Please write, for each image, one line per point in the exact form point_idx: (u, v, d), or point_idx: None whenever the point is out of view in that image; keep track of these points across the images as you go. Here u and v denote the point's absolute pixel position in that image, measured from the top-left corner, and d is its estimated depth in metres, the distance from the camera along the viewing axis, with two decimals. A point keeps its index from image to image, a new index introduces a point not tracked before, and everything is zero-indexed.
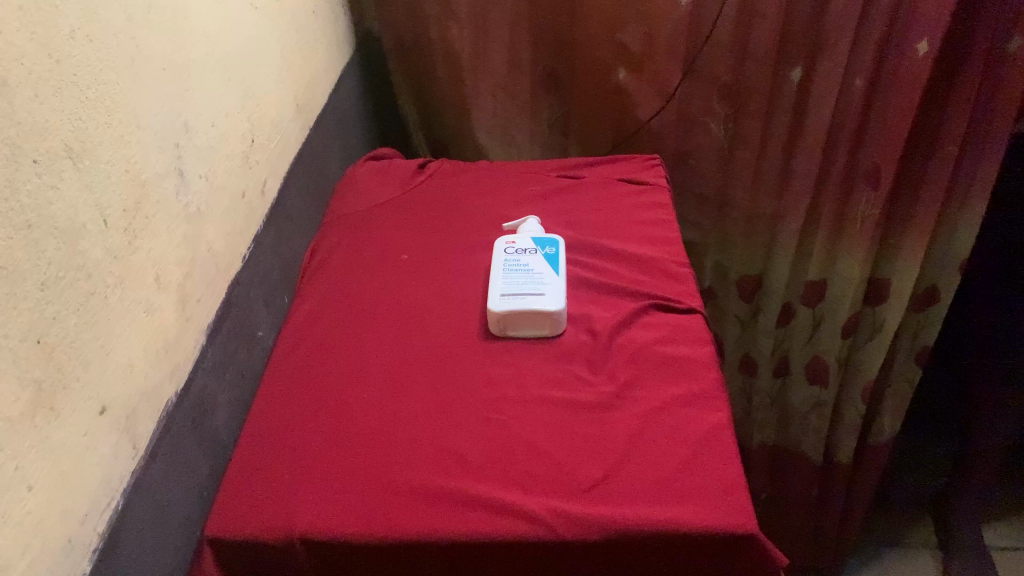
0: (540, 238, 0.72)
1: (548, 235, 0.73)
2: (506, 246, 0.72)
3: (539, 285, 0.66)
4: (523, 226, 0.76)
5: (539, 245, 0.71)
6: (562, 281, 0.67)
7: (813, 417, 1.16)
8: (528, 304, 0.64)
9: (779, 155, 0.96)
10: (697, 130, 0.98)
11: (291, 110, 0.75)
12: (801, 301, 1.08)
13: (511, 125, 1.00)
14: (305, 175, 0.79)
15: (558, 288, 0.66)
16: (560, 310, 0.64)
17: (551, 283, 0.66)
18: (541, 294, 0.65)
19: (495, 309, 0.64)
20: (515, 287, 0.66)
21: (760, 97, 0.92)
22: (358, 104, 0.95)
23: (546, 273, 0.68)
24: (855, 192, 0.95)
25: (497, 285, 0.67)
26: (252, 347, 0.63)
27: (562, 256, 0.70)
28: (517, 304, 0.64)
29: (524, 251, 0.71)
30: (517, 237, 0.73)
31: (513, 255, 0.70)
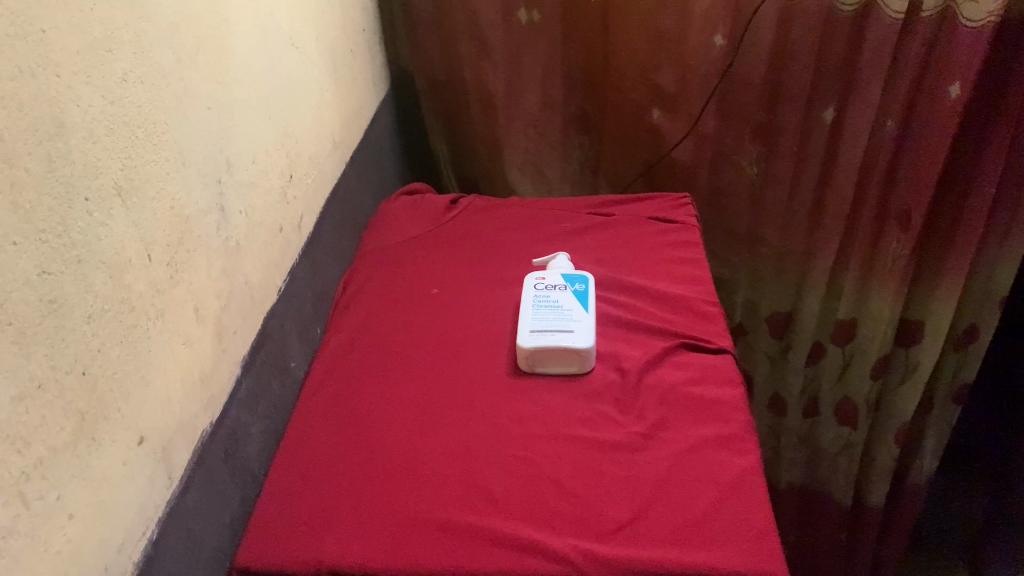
0: (569, 274, 0.73)
1: (578, 272, 0.73)
2: (536, 282, 0.73)
3: (569, 322, 0.67)
4: (553, 262, 0.77)
5: (568, 282, 0.72)
6: (591, 318, 0.67)
7: (843, 458, 1.15)
8: (557, 341, 0.64)
9: (810, 195, 0.96)
10: (728, 169, 0.98)
11: (328, 146, 0.77)
12: (832, 341, 1.07)
13: (543, 162, 1.01)
14: (340, 209, 0.80)
15: (587, 326, 0.66)
16: (590, 348, 0.65)
17: (580, 320, 0.67)
18: (571, 331, 0.65)
19: (524, 346, 0.65)
20: (544, 323, 0.67)
21: (791, 137, 0.92)
22: (392, 139, 0.97)
23: (575, 310, 0.68)
24: (886, 233, 0.95)
25: (526, 321, 0.67)
26: (285, 379, 0.64)
27: (592, 293, 0.71)
28: (546, 341, 0.65)
29: (553, 288, 0.71)
30: (548, 273, 0.73)
31: (543, 292, 0.71)
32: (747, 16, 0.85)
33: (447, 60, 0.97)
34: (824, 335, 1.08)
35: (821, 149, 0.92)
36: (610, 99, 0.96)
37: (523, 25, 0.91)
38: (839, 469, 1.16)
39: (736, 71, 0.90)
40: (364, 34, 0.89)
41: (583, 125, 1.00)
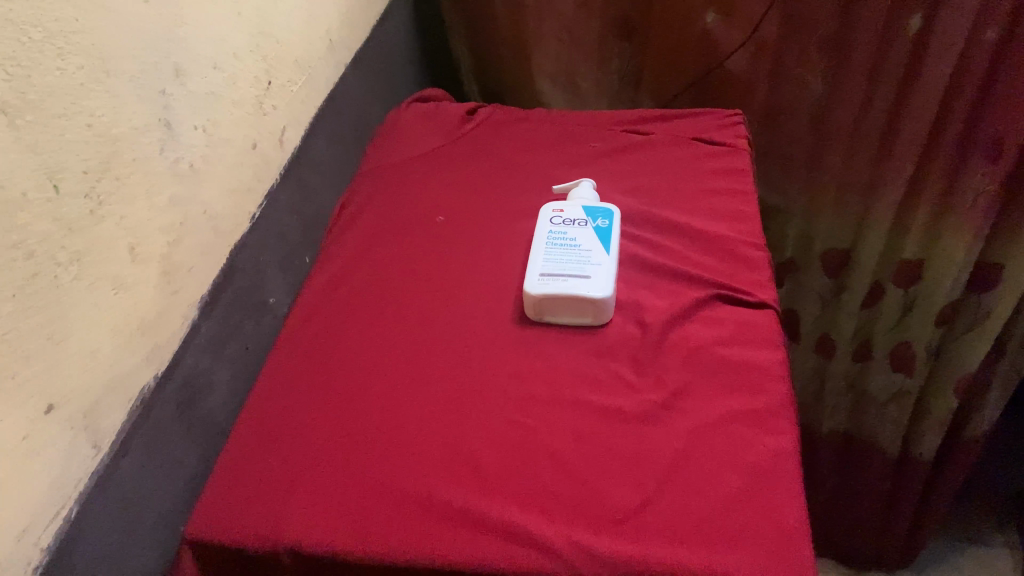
0: (592, 206, 0.64)
1: (604, 204, 0.64)
2: (553, 215, 0.63)
3: (586, 265, 0.58)
4: (577, 190, 0.67)
5: (590, 216, 0.63)
6: (612, 263, 0.59)
7: (892, 406, 1.05)
8: (571, 288, 0.56)
9: (882, 118, 0.83)
10: (788, 84, 0.83)
11: (323, 45, 0.67)
12: (893, 283, 0.95)
13: (576, 73, 0.88)
14: (337, 120, 0.71)
15: (607, 273, 0.58)
16: (607, 298, 0.56)
17: (599, 264, 0.58)
18: (586, 278, 0.57)
19: (530, 292, 0.57)
20: (555, 266, 0.58)
21: (866, 50, 0.78)
22: (408, 36, 0.86)
23: (595, 252, 0.59)
24: (970, 165, 0.83)
25: (535, 262, 0.59)
26: (263, 316, 0.58)
27: (616, 230, 0.62)
28: (555, 289, 0.56)
29: (574, 223, 0.62)
30: (568, 205, 0.64)
31: (560, 228, 0.62)
32: None
33: None
34: (885, 275, 0.96)
35: (900, 67, 0.79)
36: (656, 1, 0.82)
37: None
38: (887, 418, 1.06)
39: None
40: None
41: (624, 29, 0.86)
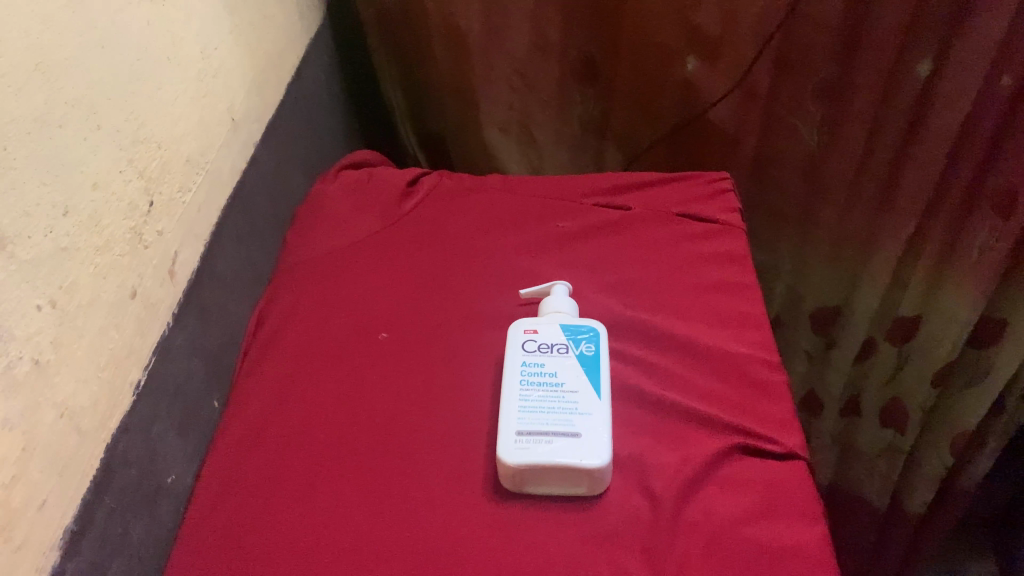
0: (571, 324, 0.52)
1: (585, 320, 0.52)
2: (524, 341, 0.51)
3: (572, 416, 0.46)
4: (552, 298, 0.54)
5: (571, 340, 0.51)
6: (607, 409, 0.46)
7: (882, 461, 0.96)
8: (557, 456, 0.44)
9: (882, 167, 0.74)
10: (782, 134, 0.76)
11: (223, 128, 0.53)
12: (886, 339, 0.86)
13: (532, 122, 0.80)
14: (246, 213, 0.57)
15: (603, 425, 0.46)
16: (604, 466, 0.44)
17: (589, 413, 0.46)
18: (577, 438, 0.45)
19: (509, 461, 0.44)
20: (536, 422, 0.46)
21: (867, 94, 0.69)
22: (331, 90, 0.74)
23: (583, 396, 0.47)
24: (975, 219, 0.72)
25: (510, 414, 0.46)
26: (158, 504, 0.44)
27: (605, 359, 0.50)
28: (541, 457, 0.44)
29: (552, 352, 0.50)
30: (543, 324, 0.52)
31: (536, 360, 0.50)
32: None
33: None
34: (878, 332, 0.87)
35: (905, 114, 0.70)
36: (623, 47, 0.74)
37: None
38: (876, 471, 0.98)
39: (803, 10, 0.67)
40: None
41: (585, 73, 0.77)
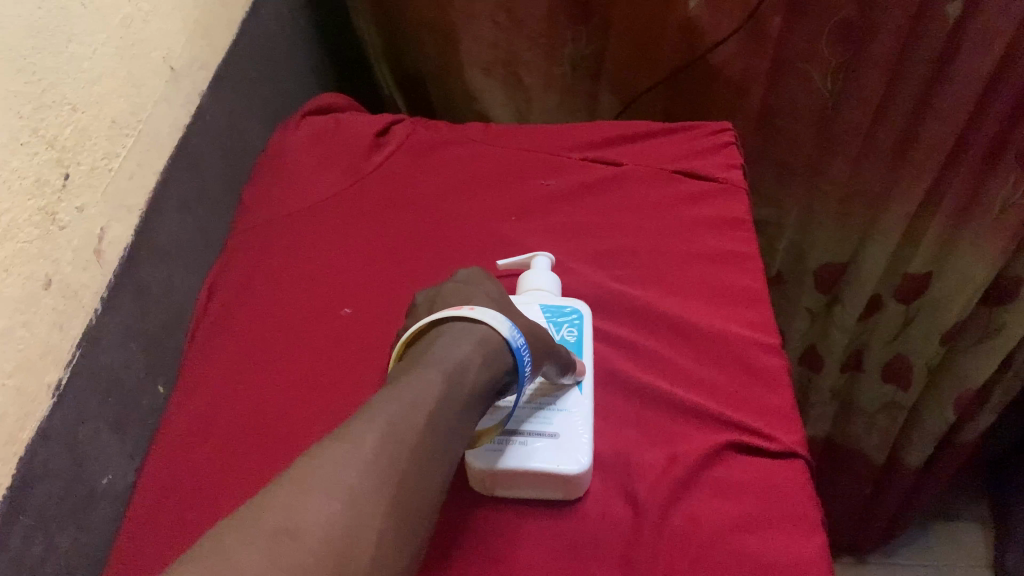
0: (551, 305, 0.47)
1: (569, 300, 0.48)
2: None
3: (550, 417, 0.42)
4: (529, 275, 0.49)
5: (552, 324, 0.47)
6: (589, 407, 0.43)
7: (882, 417, 0.92)
8: (532, 458, 0.40)
9: (903, 115, 0.68)
10: (793, 80, 0.70)
11: (158, 80, 0.47)
12: (894, 296, 0.82)
13: (519, 61, 0.75)
14: (194, 175, 0.51)
15: (585, 425, 0.42)
16: (583, 472, 0.40)
17: (568, 415, 0.42)
18: (555, 438, 0.41)
19: (478, 461, 0.40)
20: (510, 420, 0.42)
21: (888, 38, 0.63)
22: (296, 30, 0.68)
23: (564, 391, 0.44)
24: (998, 173, 0.67)
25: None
26: (93, 509, 0.40)
27: (588, 347, 0.46)
28: (514, 458, 0.40)
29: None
30: (522, 303, 0.48)
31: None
32: None
33: None
34: (886, 288, 0.82)
35: (932, 61, 0.63)
36: None
37: None
38: (875, 427, 0.94)
39: None
40: None
41: (577, 10, 0.70)
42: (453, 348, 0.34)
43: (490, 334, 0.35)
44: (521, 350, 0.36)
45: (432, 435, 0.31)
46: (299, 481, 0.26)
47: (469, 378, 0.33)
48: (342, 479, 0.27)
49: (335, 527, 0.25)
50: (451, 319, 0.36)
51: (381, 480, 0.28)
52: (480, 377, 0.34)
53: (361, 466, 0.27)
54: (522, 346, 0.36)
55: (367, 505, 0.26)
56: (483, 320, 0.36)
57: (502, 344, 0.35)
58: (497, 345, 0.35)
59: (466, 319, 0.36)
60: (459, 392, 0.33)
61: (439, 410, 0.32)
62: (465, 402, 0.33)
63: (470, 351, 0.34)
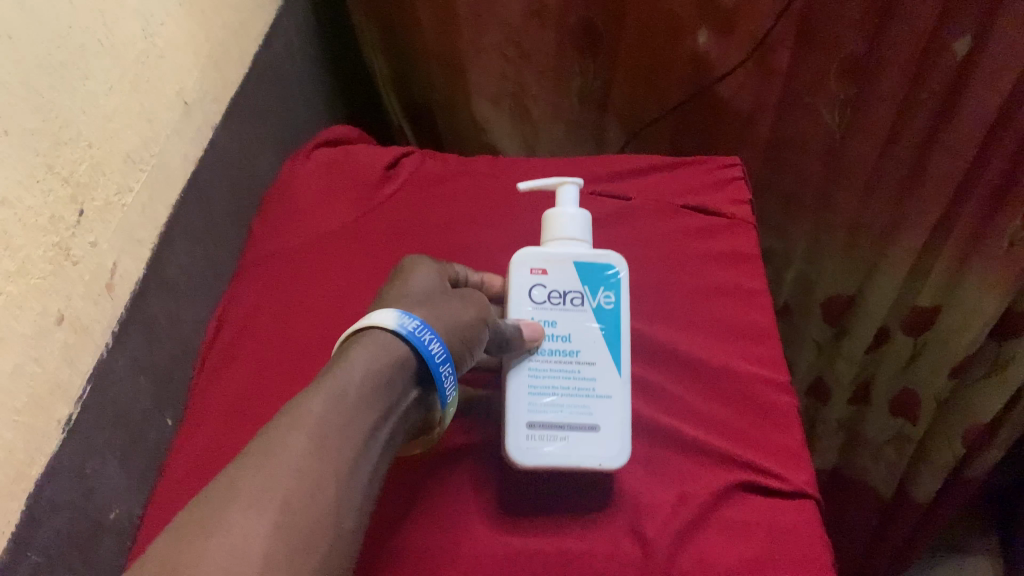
0: (586, 262, 0.45)
1: (603, 253, 0.46)
2: (532, 287, 0.45)
3: (587, 403, 0.42)
4: (552, 222, 0.47)
5: (585, 287, 0.45)
6: (625, 390, 0.43)
7: (890, 449, 0.92)
8: (568, 455, 0.41)
9: (909, 150, 0.68)
10: (799, 113, 0.71)
11: (170, 115, 0.48)
12: (901, 328, 0.82)
13: (527, 92, 0.75)
14: (205, 206, 0.52)
15: (622, 413, 0.42)
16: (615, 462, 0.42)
17: (605, 403, 0.42)
18: (591, 431, 0.42)
19: (518, 460, 0.41)
20: (548, 409, 0.42)
21: (894, 74, 0.63)
22: (307, 61, 0.68)
23: (601, 371, 0.43)
24: (1004, 215, 0.67)
25: (516, 396, 0.42)
26: (99, 543, 0.40)
27: (625, 314, 0.45)
28: (548, 456, 0.41)
29: (566, 305, 0.44)
30: (554, 262, 0.45)
31: (546, 317, 0.44)
32: None
33: None
34: (894, 320, 0.82)
35: (938, 99, 0.64)
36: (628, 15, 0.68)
37: None
38: (883, 458, 0.93)
39: None
40: None
41: (586, 43, 0.71)
42: (342, 358, 0.35)
43: (378, 334, 0.36)
44: (415, 333, 0.36)
45: (321, 436, 0.31)
46: (193, 511, 0.28)
47: (358, 375, 0.34)
48: (224, 518, 0.28)
49: (210, 568, 0.26)
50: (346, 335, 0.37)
51: (267, 504, 0.28)
52: (369, 378, 0.34)
53: (239, 500, 0.28)
54: (414, 330, 0.36)
55: (252, 538, 0.27)
56: (368, 323, 0.36)
57: (394, 338, 0.36)
58: (384, 341, 0.35)
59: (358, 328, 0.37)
60: (346, 400, 0.33)
61: (331, 413, 0.32)
62: (361, 396, 0.33)
63: (360, 356, 0.35)
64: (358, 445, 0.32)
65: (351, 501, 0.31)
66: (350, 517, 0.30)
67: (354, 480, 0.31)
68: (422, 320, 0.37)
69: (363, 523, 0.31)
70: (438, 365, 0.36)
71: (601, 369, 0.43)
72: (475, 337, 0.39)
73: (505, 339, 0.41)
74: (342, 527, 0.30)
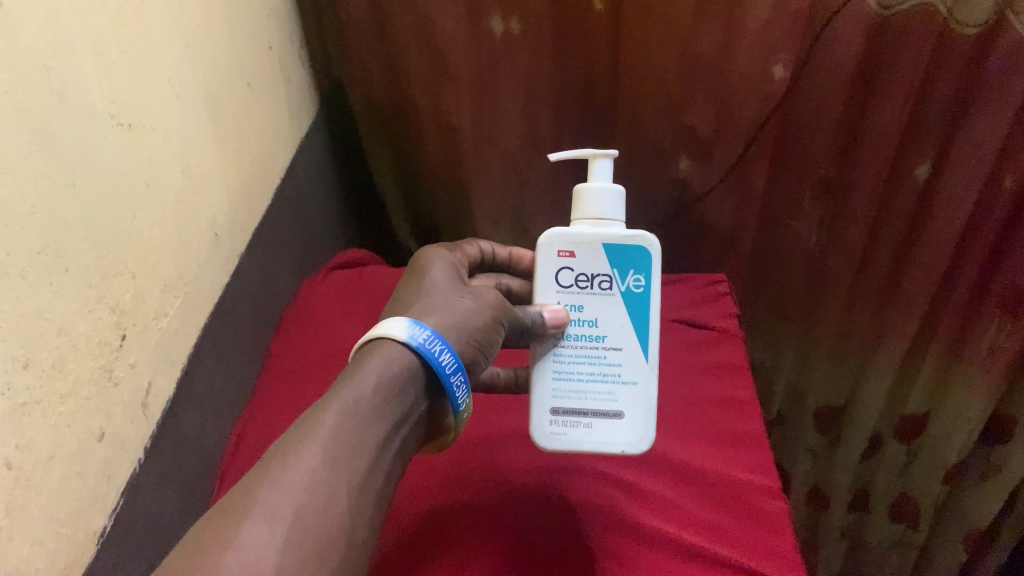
0: (618, 245, 0.45)
1: (636, 233, 0.46)
2: (560, 269, 0.46)
3: (610, 390, 0.46)
4: (586, 199, 0.47)
5: (615, 267, 0.46)
6: (652, 375, 0.46)
7: (894, 554, 0.94)
8: (589, 437, 0.46)
9: (886, 263, 0.73)
10: (781, 232, 0.76)
11: (202, 244, 0.52)
12: (894, 435, 0.85)
13: (526, 215, 0.81)
14: (229, 328, 0.55)
15: (645, 399, 0.46)
16: (632, 446, 0.46)
17: (627, 390, 0.46)
18: (612, 418, 0.46)
19: (543, 444, 0.46)
20: (573, 395, 0.46)
21: (865, 195, 0.69)
22: (320, 191, 0.74)
23: (628, 357, 0.46)
24: (981, 319, 0.72)
25: (547, 377, 0.46)
26: None
27: (655, 294, 0.46)
28: (572, 439, 0.46)
29: (594, 288, 0.46)
30: (582, 244, 0.46)
31: (573, 301, 0.46)
32: (813, 28, 0.61)
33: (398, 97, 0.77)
34: (886, 427, 0.85)
35: (908, 216, 0.69)
36: (616, 146, 0.74)
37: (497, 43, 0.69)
38: (890, 563, 0.95)
39: (795, 107, 0.67)
40: (285, 66, 0.68)
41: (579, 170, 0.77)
42: (358, 367, 0.37)
43: (390, 345, 0.38)
44: (425, 344, 0.38)
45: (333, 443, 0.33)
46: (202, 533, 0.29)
47: (371, 384, 0.36)
48: (238, 536, 0.29)
49: None
50: (360, 346, 0.39)
51: (279, 521, 0.30)
52: (383, 386, 0.36)
53: (254, 515, 0.30)
54: (425, 341, 0.38)
55: (265, 552, 0.29)
56: (382, 334, 0.38)
57: (405, 348, 0.38)
58: (396, 352, 0.38)
59: (372, 337, 0.39)
60: (357, 411, 0.35)
61: (343, 423, 0.34)
62: (375, 406, 0.35)
63: (374, 366, 0.37)
64: (370, 452, 0.34)
65: (362, 512, 0.32)
66: (362, 529, 0.32)
67: (365, 488, 0.33)
68: (433, 329, 0.39)
69: (373, 537, 0.33)
70: (449, 375, 0.38)
71: (627, 355, 0.46)
72: (490, 340, 0.42)
73: (528, 329, 0.44)
74: (353, 537, 0.31)
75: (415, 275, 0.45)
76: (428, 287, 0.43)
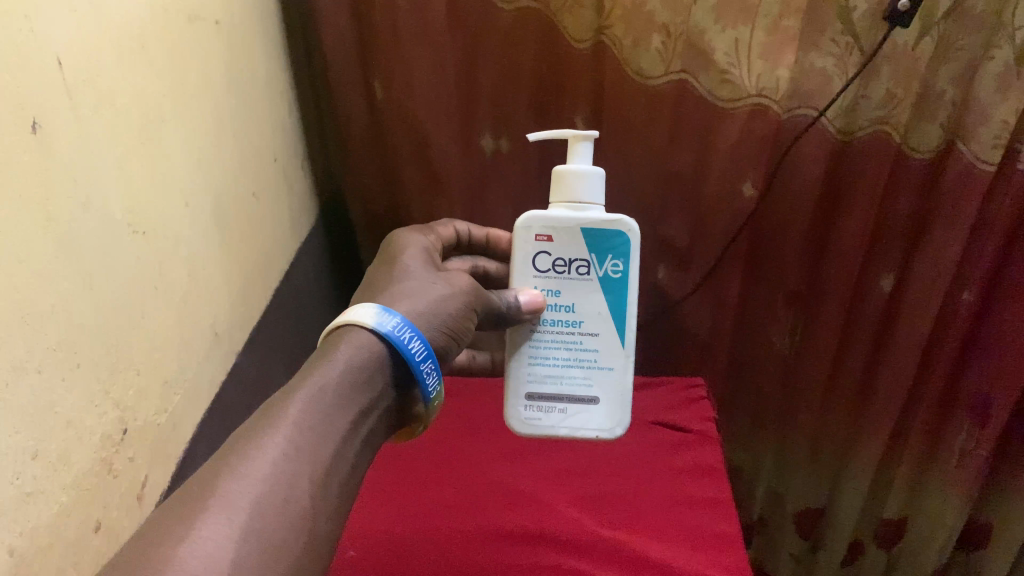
0: (595, 231, 0.50)
1: (614, 219, 0.50)
2: (538, 254, 0.51)
3: (583, 377, 0.52)
4: (566, 179, 0.51)
5: (593, 253, 0.50)
6: (626, 361, 0.52)
7: None
8: (563, 423, 0.52)
9: (857, 370, 0.76)
10: (756, 337, 0.79)
11: (202, 342, 0.55)
12: (874, 539, 0.87)
13: None
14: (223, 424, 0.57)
15: (615, 386, 0.52)
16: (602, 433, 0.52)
17: (600, 376, 0.52)
18: (586, 404, 0.52)
19: (519, 428, 0.52)
20: (548, 382, 0.52)
21: (834, 305, 0.72)
22: (315, 291, 0.77)
23: (602, 342, 0.51)
24: (951, 426, 0.74)
25: (524, 363, 0.52)
26: None
27: (631, 279, 0.51)
28: (548, 424, 0.52)
29: (572, 273, 0.51)
30: (560, 229, 0.50)
31: (553, 285, 0.51)
32: (780, 149, 0.66)
33: (393, 203, 0.81)
34: (865, 531, 0.87)
35: (876, 324, 0.73)
36: None
37: (488, 155, 0.75)
38: None
39: (765, 221, 0.71)
40: (288, 175, 0.72)
41: None
42: (329, 352, 0.41)
43: (359, 333, 0.42)
44: (393, 331, 0.42)
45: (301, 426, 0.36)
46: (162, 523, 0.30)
47: (338, 370, 0.39)
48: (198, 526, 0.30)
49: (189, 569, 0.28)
50: (330, 333, 0.43)
51: (238, 511, 0.31)
52: (351, 371, 0.40)
53: (218, 506, 0.31)
54: (393, 328, 0.42)
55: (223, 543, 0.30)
56: (353, 322, 0.42)
57: (374, 336, 0.42)
58: (365, 340, 0.42)
59: (342, 325, 0.43)
60: (324, 397, 0.38)
61: (310, 410, 0.37)
62: (342, 392, 0.39)
63: (343, 353, 0.40)
64: (335, 439, 0.38)
65: (318, 509, 0.34)
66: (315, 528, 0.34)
67: (324, 485, 0.35)
68: (402, 317, 0.44)
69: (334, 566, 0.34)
70: (418, 361, 0.43)
71: (603, 341, 0.51)
72: (463, 327, 0.48)
73: (503, 314, 0.49)
74: (314, 528, 0.34)
75: (390, 261, 0.50)
76: (403, 274, 0.48)
